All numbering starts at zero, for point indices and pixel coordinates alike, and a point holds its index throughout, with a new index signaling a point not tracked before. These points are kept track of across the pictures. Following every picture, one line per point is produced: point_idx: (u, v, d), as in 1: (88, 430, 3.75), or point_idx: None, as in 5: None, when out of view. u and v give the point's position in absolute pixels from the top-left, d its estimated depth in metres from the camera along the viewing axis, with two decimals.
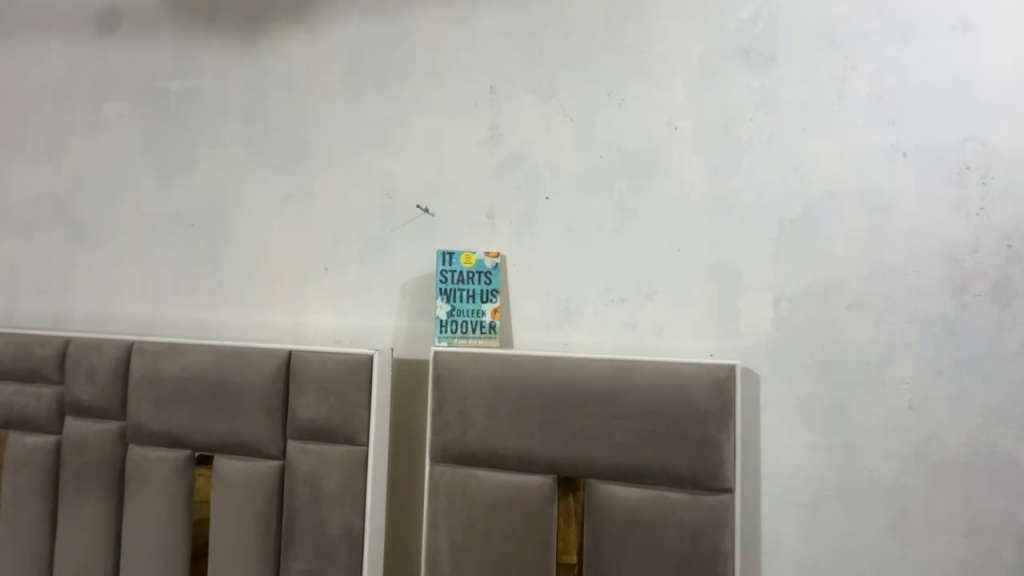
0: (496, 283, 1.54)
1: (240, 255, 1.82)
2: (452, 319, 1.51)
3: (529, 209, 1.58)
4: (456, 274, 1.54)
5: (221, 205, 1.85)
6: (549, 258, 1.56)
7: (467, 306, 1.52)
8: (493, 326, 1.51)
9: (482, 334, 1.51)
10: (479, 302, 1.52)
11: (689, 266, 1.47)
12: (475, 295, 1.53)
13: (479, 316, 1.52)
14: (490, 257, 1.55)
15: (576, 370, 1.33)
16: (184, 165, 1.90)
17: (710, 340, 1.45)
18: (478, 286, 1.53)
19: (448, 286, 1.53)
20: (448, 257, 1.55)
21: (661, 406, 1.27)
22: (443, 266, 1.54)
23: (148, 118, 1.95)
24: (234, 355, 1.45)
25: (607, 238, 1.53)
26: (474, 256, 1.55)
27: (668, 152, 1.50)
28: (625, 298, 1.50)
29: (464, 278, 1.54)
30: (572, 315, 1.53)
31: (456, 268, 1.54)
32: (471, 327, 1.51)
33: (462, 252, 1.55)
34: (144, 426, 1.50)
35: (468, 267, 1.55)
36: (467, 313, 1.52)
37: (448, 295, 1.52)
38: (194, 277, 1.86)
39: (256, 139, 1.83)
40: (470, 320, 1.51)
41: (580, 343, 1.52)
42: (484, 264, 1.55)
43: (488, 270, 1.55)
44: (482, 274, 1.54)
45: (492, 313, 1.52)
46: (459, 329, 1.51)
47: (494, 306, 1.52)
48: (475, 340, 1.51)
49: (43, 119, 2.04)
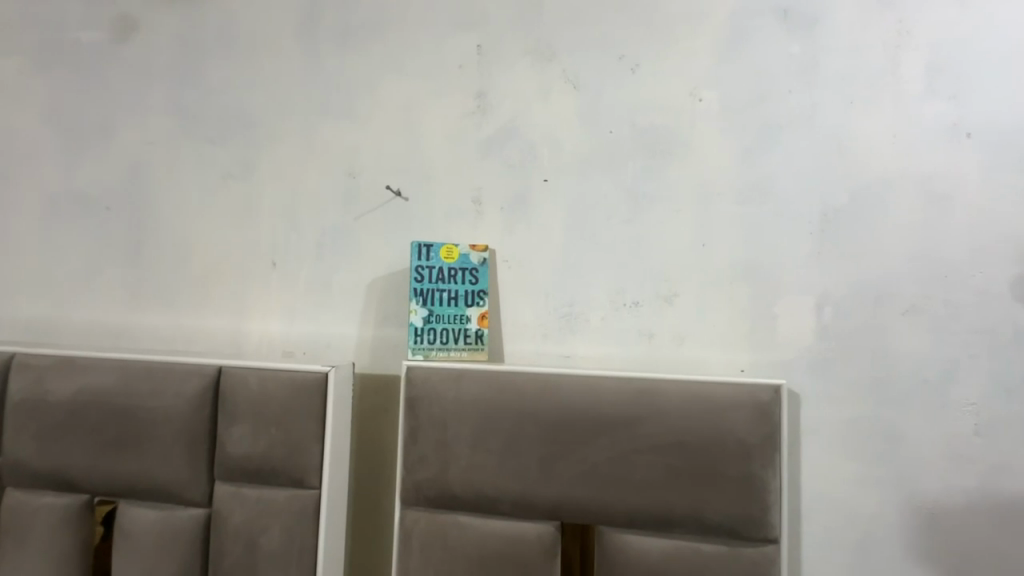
0: (483, 282, 1.26)
1: (167, 245, 1.48)
2: (430, 327, 1.22)
3: (523, 194, 1.31)
4: (435, 270, 1.25)
5: (142, 183, 1.50)
6: (547, 253, 1.29)
7: (449, 311, 1.24)
8: (480, 335, 1.23)
9: (467, 346, 1.23)
10: (463, 305, 1.24)
11: (717, 264, 1.23)
12: (458, 297, 1.24)
13: (464, 323, 1.24)
14: (476, 250, 1.28)
15: (585, 391, 1.07)
16: (97, 133, 1.53)
17: (741, 353, 1.21)
18: (462, 285, 1.25)
19: (425, 286, 1.24)
20: (424, 250, 1.26)
21: (691, 436, 1.02)
22: (419, 262, 1.26)
23: (49, 76, 1.56)
24: (144, 373, 1.12)
25: (618, 230, 1.27)
26: (457, 250, 1.27)
27: (691, 128, 1.26)
28: (639, 302, 1.25)
29: (445, 276, 1.25)
30: (574, 322, 1.27)
31: (434, 264, 1.26)
32: (454, 337, 1.23)
33: (442, 245, 1.27)
34: (21, 467, 1.14)
35: (450, 263, 1.26)
36: (448, 320, 1.23)
37: (425, 297, 1.23)
38: (108, 273, 1.50)
39: (187, 103, 1.49)
40: (452, 328, 1.23)
41: (585, 355, 1.26)
42: (470, 259, 1.27)
43: (474, 267, 1.27)
44: (467, 271, 1.26)
45: (479, 320, 1.24)
46: (438, 339, 1.22)
47: (482, 311, 1.24)
48: (458, 352, 1.23)
49: None
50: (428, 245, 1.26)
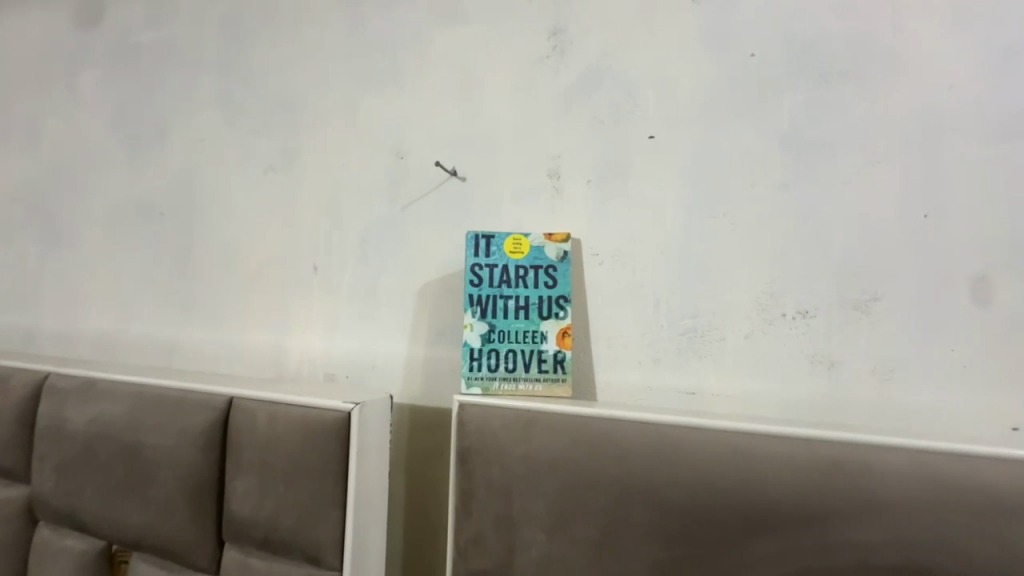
0: (564, 286, 0.90)
1: (213, 251, 1.32)
2: (492, 348, 0.89)
3: (620, 159, 0.93)
4: (497, 270, 0.92)
5: (193, 186, 1.37)
6: (656, 241, 0.89)
7: (517, 326, 0.89)
8: (559, 360, 0.88)
9: (542, 374, 0.87)
10: (537, 317, 0.89)
11: (951, 248, 0.75)
12: (529, 307, 0.90)
13: (537, 343, 0.89)
14: (554, 241, 0.92)
15: (733, 456, 0.66)
16: (155, 137, 1.44)
17: (1004, 397, 0.72)
18: (534, 290, 0.90)
19: (485, 291, 0.91)
20: (483, 243, 0.93)
21: (941, 553, 0.58)
22: (476, 259, 0.92)
23: (117, 83, 1.52)
24: (154, 402, 0.93)
25: (769, 202, 0.83)
26: (527, 241, 0.92)
27: (893, 30, 0.79)
28: (810, 312, 0.80)
29: (511, 278, 0.91)
30: (701, 342, 0.85)
31: (497, 261, 0.92)
32: (523, 363, 0.88)
33: (507, 235, 0.93)
34: (46, 502, 1.01)
35: (518, 260, 0.92)
36: (516, 338, 0.89)
37: (485, 307, 0.90)
38: (161, 284, 1.39)
39: (233, 92, 1.33)
40: (521, 350, 0.88)
41: (718, 393, 0.84)
42: (544, 253, 0.92)
43: (550, 264, 0.91)
44: (541, 270, 0.91)
45: (559, 338, 0.88)
46: (502, 366, 0.88)
47: (563, 325, 0.89)
48: (530, 385, 0.87)
49: (20, 96, 1.66)
50: (488, 236, 0.93)
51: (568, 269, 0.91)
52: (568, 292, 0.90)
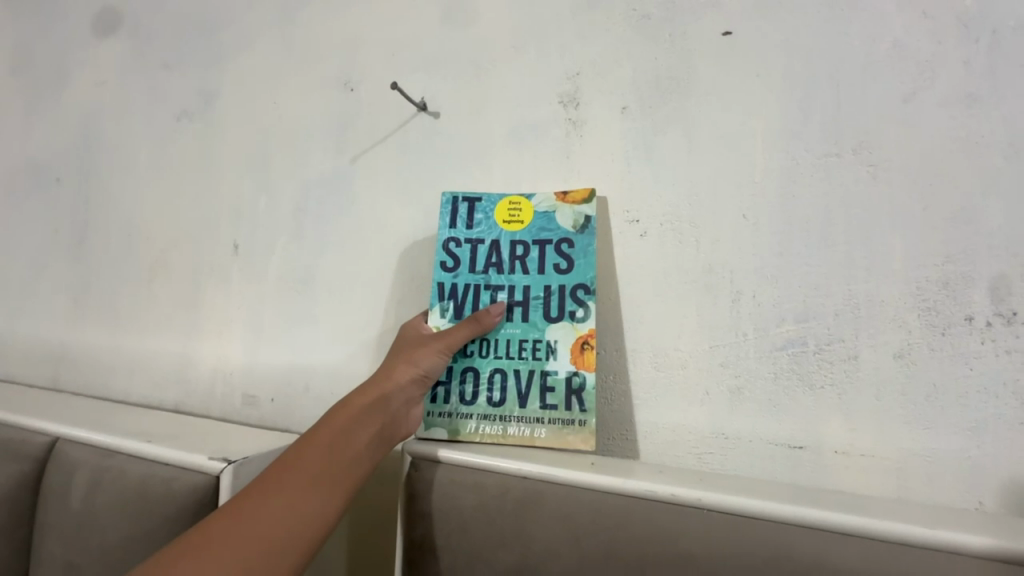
0: (585, 270, 0.57)
1: (115, 227, 1.00)
2: (468, 367, 0.56)
3: (674, 73, 0.59)
4: (481, 247, 0.59)
5: (96, 143, 1.04)
6: (735, 199, 0.55)
7: (508, 333, 0.56)
8: (574, 390, 0.54)
9: (547, 412, 0.54)
10: (541, 320, 0.56)
11: None
12: (529, 305, 0.57)
13: (540, 360, 0.55)
14: (570, 202, 0.59)
15: None
16: (56, 82, 1.12)
17: None
18: (537, 278, 0.57)
19: (462, 280, 0.58)
20: (464, 209, 0.61)
21: None
22: (452, 232, 0.61)
23: (18, 18, 1.20)
24: None
25: (935, 128, 0.49)
26: (529, 205, 0.59)
27: None
28: (1021, 316, 0.46)
29: (503, 260, 0.58)
30: (814, 365, 0.51)
31: (483, 236, 0.60)
32: (517, 393, 0.55)
33: (500, 197, 0.60)
34: None
35: (515, 232, 0.59)
36: (507, 353, 0.56)
37: (461, 304, 0.58)
38: (53, 270, 1.06)
39: (148, 18, 1.01)
40: (514, 371, 0.55)
41: (845, 451, 0.50)
42: (555, 222, 0.58)
43: (563, 238, 0.58)
44: (549, 247, 0.58)
45: (574, 353, 0.55)
46: (483, 397, 0.55)
47: (581, 332, 0.55)
48: (527, 430, 0.53)
49: None
50: (472, 198, 0.61)
51: (590, 244, 0.57)
52: (590, 280, 0.56)
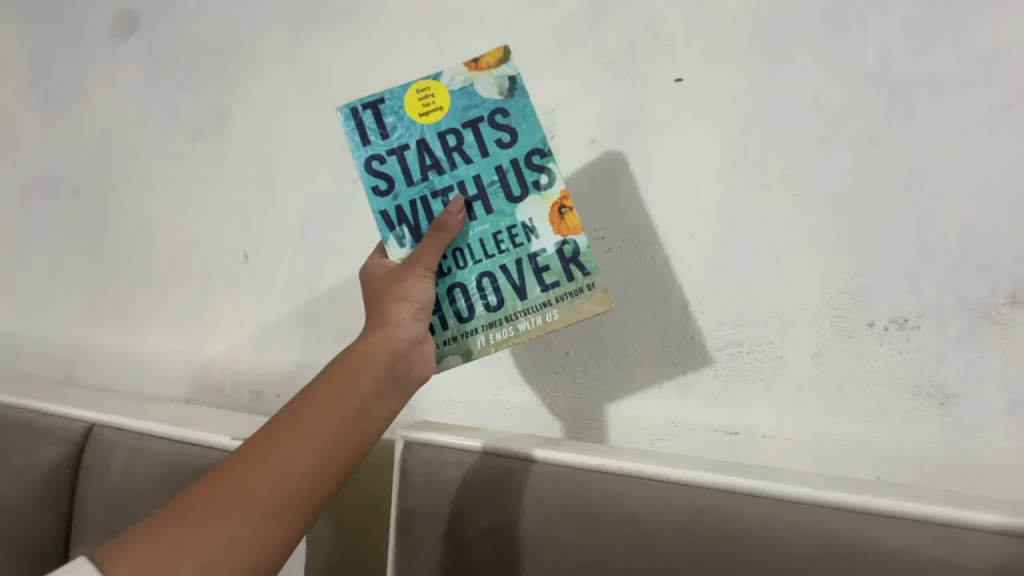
0: (530, 134, 0.54)
1: (129, 235, 1.07)
2: (454, 284, 0.53)
3: (634, 111, 0.69)
4: (409, 150, 0.54)
5: (112, 157, 1.12)
6: (684, 222, 0.65)
7: (480, 231, 0.53)
8: (566, 262, 0.52)
9: (550, 294, 0.52)
10: (509, 205, 0.53)
11: None
12: (487, 194, 0.53)
13: (523, 246, 0.53)
14: (485, 69, 0.54)
15: (820, 548, 0.43)
16: (75, 98, 1.19)
17: None
18: (483, 162, 0.53)
19: (406, 197, 0.54)
20: (369, 118, 0.55)
21: None
22: (369, 149, 0.55)
23: (35, 36, 1.27)
24: None
25: (846, 164, 0.59)
26: (442, 89, 0.54)
27: None
28: (911, 321, 0.55)
29: (440, 156, 0.54)
30: (748, 362, 0.60)
31: (404, 139, 0.54)
32: (514, 287, 0.52)
33: (405, 89, 0.54)
34: None
35: (440, 123, 0.54)
36: (490, 252, 0.53)
37: (415, 223, 0.54)
38: (68, 274, 1.13)
39: (163, 42, 1.09)
40: (502, 268, 0.53)
41: (772, 435, 0.59)
42: (478, 96, 0.54)
43: (495, 109, 0.54)
44: (482, 123, 0.54)
45: (554, 222, 0.52)
46: (482, 308, 0.52)
47: (554, 199, 0.52)
48: (538, 318, 0.52)
49: None
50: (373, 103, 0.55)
51: (525, 104, 0.54)
52: (541, 143, 0.54)
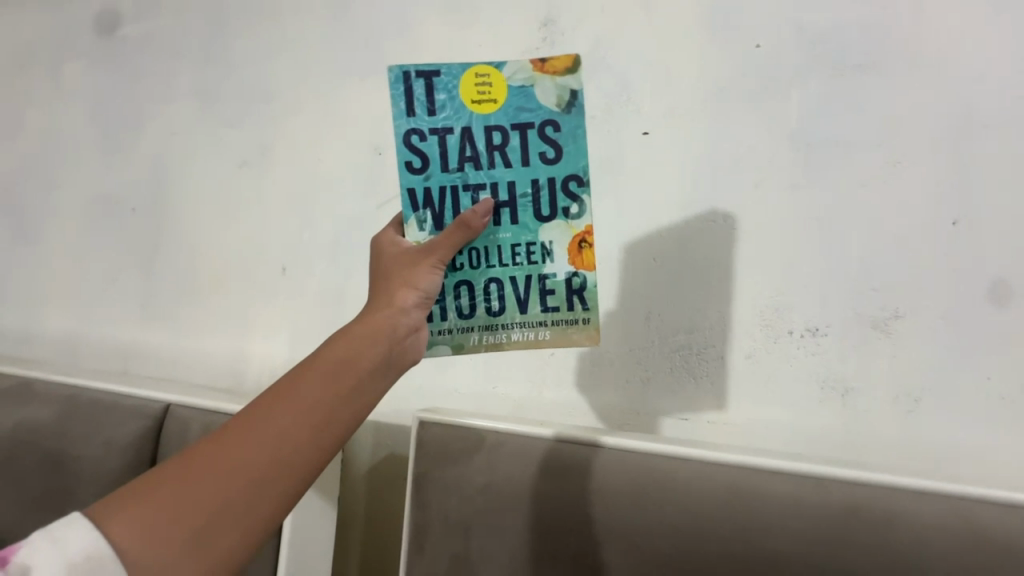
0: (573, 157, 0.62)
1: (180, 249, 1.24)
2: (463, 281, 0.61)
3: (611, 155, 0.83)
4: (453, 132, 0.61)
5: (165, 181, 1.29)
6: (649, 249, 0.79)
7: (501, 238, 0.62)
8: (568, 291, 0.62)
9: (547, 314, 0.62)
10: (533, 222, 0.62)
11: (986, 259, 0.66)
12: (516, 204, 0.61)
13: (536, 265, 0.62)
14: (549, 73, 0.62)
15: (729, 496, 0.57)
16: (132, 128, 1.37)
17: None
18: (521, 168, 0.61)
19: (436, 181, 0.61)
20: (422, 89, 0.62)
21: None
22: (414, 120, 0.62)
23: (95, 71, 1.43)
24: (84, 408, 0.84)
25: (775, 206, 0.74)
26: (501, 82, 0.62)
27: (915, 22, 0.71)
28: (820, 330, 0.70)
29: (480, 152, 0.61)
30: (696, 361, 0.75)
31: (451, 123, 0.62)
32: (517, 300, 0.62)
33: (464, 74, 0.61)
34: None
35: (490, 117, 0.61)
36: (504, 261, 0.62)
37: (439, 210, 0.61)
38: (125, 282, 1.30)
39: (212, 84, 1.26)
40: (512, 280, 0.62)
41: (714, 421, 0.74)
42: (534, 99, 0.62)
43: (547, 120, 0.62)
44: (530, 127, 0.62)
45: (571, 253, 0.62)
46: (484, 308, 0.62)
47: (578, 231, 0.62)
48: (531, 332, 0.62)
49: None
50: (431, 77, 0.61)
51: (577, 123, 0.62)
52: (579, 170, 0.62)
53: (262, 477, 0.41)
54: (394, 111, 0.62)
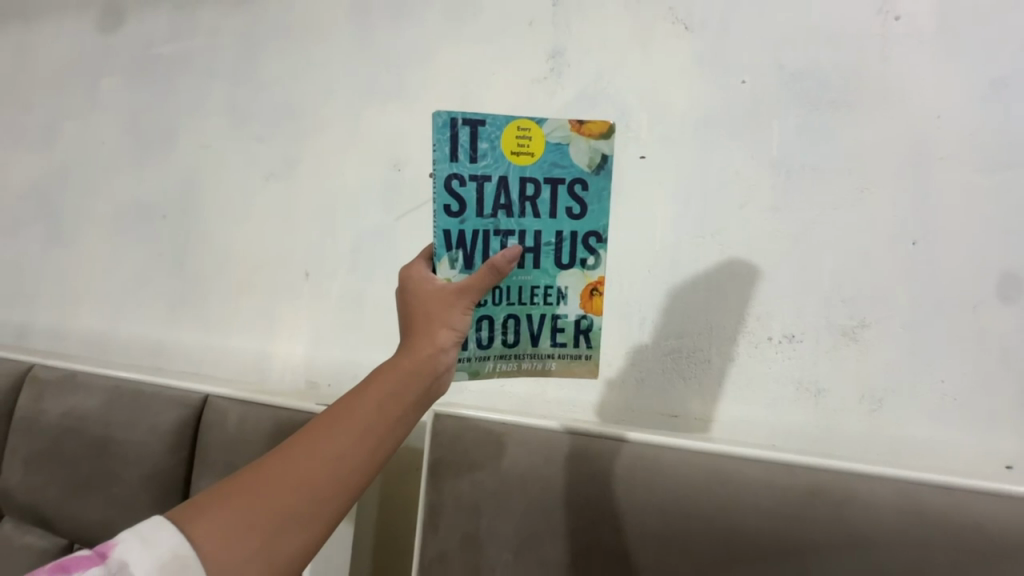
0: (595, 215, 0.70)
1: (209, 254, 1.33)
2: (485, 316, 0.69)
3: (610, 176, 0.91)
4: (491, 181, 0.69)
5: (196, 190, 1.39)
6: (644, 262, 0.87)
7: (523, 280, 0.70)
8: (575, 330, 0.72)
9: (555, 348, 0.72)
10: (553, 268, 0.70)
11: (938, 276, 0.75)
12: (540, 252, 0.70)
13: (551, 305, 0.71)
14: (585, 136, 0.70)
15: (710, 478, 0.65)
16: (165, 140, 1.46)
17: (968, 430, 0.72)
18: (549, 220, 0.70)
19: (471, 225, 0.69)
20: (467, 136, 0.69)
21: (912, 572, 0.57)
22: (457, 166, 0.69)
23: (130, 86, 1.53)
24: (128, 397, 0.92)
25: (757, 224, 0.83)
26: (541, 137, 0.69)
27: (882, 64, 0.80)
28: (796, 337, 0.79)
29: (514, 201, 0.69)
30: (686, 364, 0.83)
31: (491, 172, 0.69)
32: (530, 334, 0.72)
33: (508, 126, 0.69)
34: (10, 497, 0.98)
35: (526, 169, 0.69)
36: (523, 300, 0.71)
37: (470, 252, 0.69)
38: (155, 284, 1.39)
39: (242, 101, 1.35)
40: (527, 317, 0.71)
41: (701, 417, 0.82)
42: (567, 158, 0.70)
43: (577, 179, 0.70)
44: (561, 183, 0.70)
45: (583, 298, 0.72)
46: (501, 339, 0.71)
47: (591, 280, 0.71)
48: (539, 363, 0.72)
49: (30, 93, 1.65)
50: (477, 126, 0.68)
51: (603, 186, 0.70)
52: (599, 227, 0.71)
53: (325, 499, 0.49)
54: (440, 153, 0.68)
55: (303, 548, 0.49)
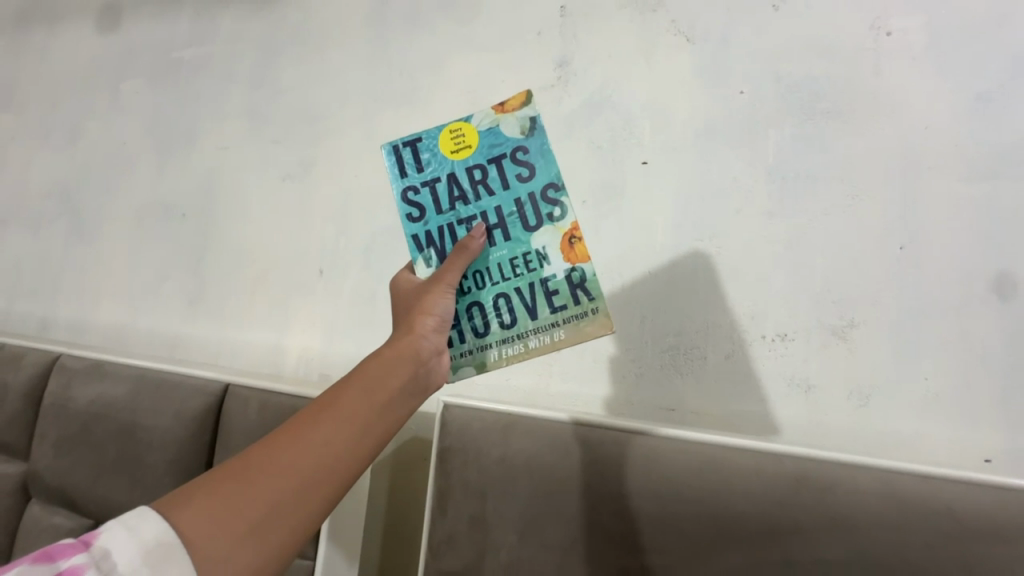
0: (545, 170, 0.79)
1: (227, 251, 1.38)
2: (475, 302, 0.77)
3: (614, 181, 0.96)
4: (440, 180, 0.81)
5: (216, 189, 1.44)
6: (646, 262, 0.92)
7: (502, 255, 0.77)
8: (568, 288, 0.77)
9: (557, 315, 0.77)
10: (524, 234, 0.78)
11: (925, 278, 0.79)
12: (506, 224, 0.78)
13: (537, 271, 0.77)
14: (510, 112, 0.81)
15: (703, 466, 0.70)
16: (185, 141, 1.52)
17: (954, 425, 0.76)
18: (502, 192, 0.79)
19: (434, 223, 0.80)
20: (409, 152, 0.82)
21: (892, 555, 0.61)
22: (408, 180, 0.82)
23: (152, 89, 1.59)
24: (153, 385, 0.97)
25: (753, 228, 0.87)
26: (472, 130, 0.80)
27: (873, 77, 0.84)
28: (789, 335, 0.83)
29: (466, 187, 0.79)
30: (683, 360, 0.87)
31: (438, 174, 0.81)
32: (528, 308, 0.77)
33: (440, 133, 0.81)
34: (40, 478, 1.03)
35: (468, 159, 0.80)
36: (507, 275, 0.77)
37: (441, 246, 0.79)
38: (176, 279, 1.44)
39: (261, 104, 1.41)
40: (518, 292, 0.77)
41: (698, 411, 0.86)
42: (501, 136, 0.80)
43: (516, 148, 0.80)
44: (503, 157, 0.80)
45: (564, 249, 0.77)
46: (500, 322, 0.77)
47: (565, 230, 0.77)
48: (546, 334, 0.76)
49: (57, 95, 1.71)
50: (414, 143, 0.82)
51: (542, 143, 0.79)
52: (553, 179, 0.79)
53: (334, 460, 0.55)
54: (391, 175, 0.82)
55: (318, 507, 0.53)
